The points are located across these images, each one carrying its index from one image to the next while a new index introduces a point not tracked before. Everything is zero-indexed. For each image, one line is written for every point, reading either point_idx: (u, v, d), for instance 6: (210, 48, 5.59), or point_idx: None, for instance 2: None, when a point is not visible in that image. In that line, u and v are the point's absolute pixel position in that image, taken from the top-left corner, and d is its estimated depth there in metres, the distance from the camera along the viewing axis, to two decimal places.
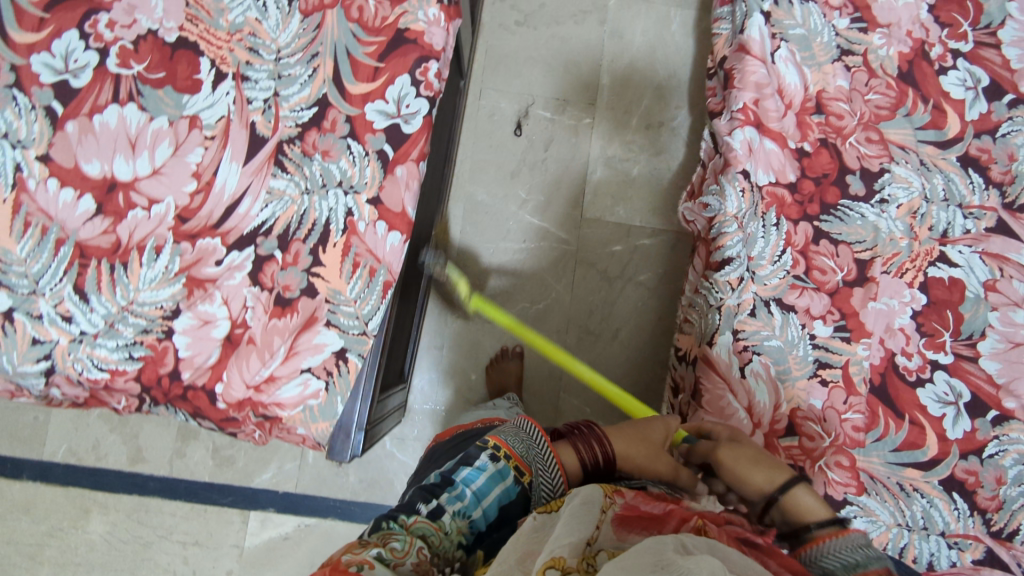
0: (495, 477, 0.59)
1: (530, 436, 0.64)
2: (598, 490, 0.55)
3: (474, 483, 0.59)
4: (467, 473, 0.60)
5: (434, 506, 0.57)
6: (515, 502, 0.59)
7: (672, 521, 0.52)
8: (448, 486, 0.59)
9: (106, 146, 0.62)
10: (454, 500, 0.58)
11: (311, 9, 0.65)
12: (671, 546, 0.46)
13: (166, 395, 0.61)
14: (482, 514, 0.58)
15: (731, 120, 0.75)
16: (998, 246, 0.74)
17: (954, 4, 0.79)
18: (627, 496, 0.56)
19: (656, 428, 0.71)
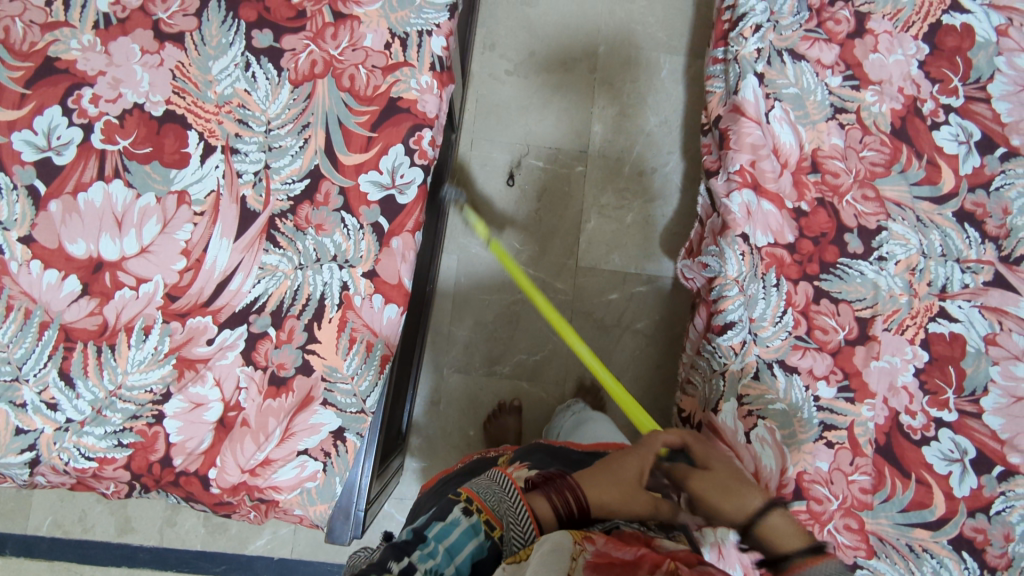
0: (470, 530, 0.53)
1: (504, 488, 0.58)
2: (566, 537, 0.50)
3: (447, 538, 0.52)
4: (440, 528, 0.53)
5: (405, 564, 0.49)
6: (488, 559, 0.53)
7: (647, 565, 0.48)
8: (420, 542, 0.52)
9: (91, 225, 0.60)
10: (426, 557, 0.50)
11: (301, 78, 0.63)
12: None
13: (157, 481, 0.59)
14: (456, 572, 0.51)
15: (727, 181, 0.66)
16: (997, 299, 0.66)
17: (944, 59, 0.69)
18: (598, 543, 0.51)
19: (627, 465, 0.60)
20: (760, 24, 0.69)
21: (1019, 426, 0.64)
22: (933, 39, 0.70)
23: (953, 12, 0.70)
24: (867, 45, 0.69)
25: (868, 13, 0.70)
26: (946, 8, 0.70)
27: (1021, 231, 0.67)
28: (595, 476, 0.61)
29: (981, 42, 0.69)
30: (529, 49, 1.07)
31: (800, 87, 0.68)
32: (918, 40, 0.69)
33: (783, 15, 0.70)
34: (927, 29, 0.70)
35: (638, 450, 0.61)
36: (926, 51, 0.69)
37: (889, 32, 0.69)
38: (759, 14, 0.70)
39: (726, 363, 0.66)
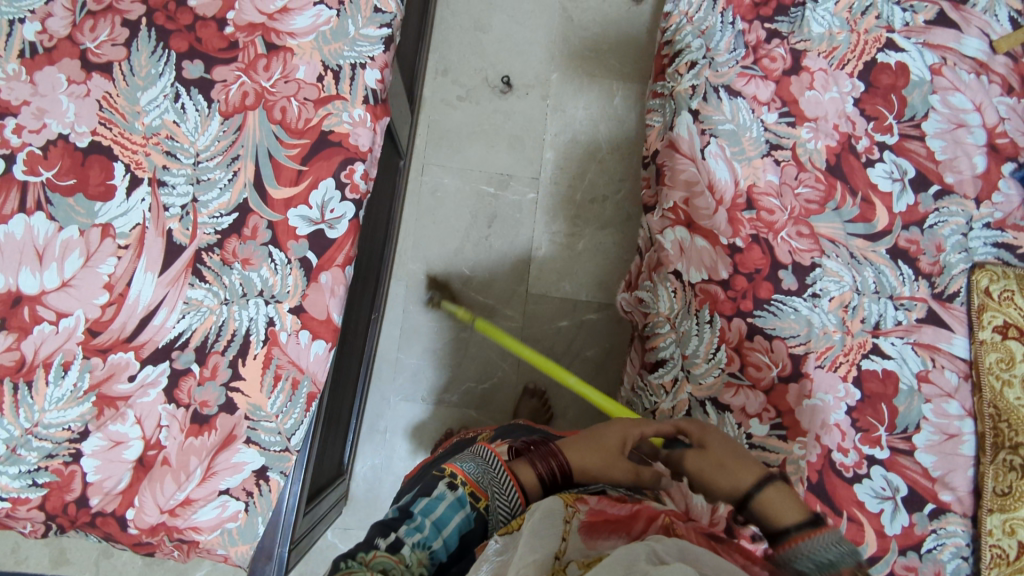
0: (456, 504, 0.53)
1: (487, 461, 0.57)
2: (559, 501, 0.48)
3: (434, 511, 0.52)
4: (426, 503, 0.53)
5: (392, 540, 0.49)
6: (473, 532, 0.53)
7: (643, 521, 0.48)
8: (406, 518, 0.52)
9: (11, 258, 0.59)
10: (413, 531, 0.51)
11: (231, 110, 0.63)
12: (644, 556, 0.40)
13: (73, 522, 0.57)
14: (443, 545, 0.51)
15: (663, 218, 0.73)
16: (929, 335, 0.66)
17: (878, 97, 0.71)
18: (592, 503, 0.50)
19: (613, 431, 0.59)
20: (694, 62, 0.74)
21: (951, 464, 0.64)
22: (868, 76, 0.71)
23: (887, 51, 0.72)
24: (803, 82, 0.71)
25: (803, 51, 0.72)
26: (881, 46, 0.72)
27: (954, 268, 0.68)
28: (579, 443, 0.59)
29: (915, 80, 0.71)
30: (481, 76, 1.12)
31: (735, 123, 0.70)
32: (853, 77, 0.71)
33: (719, 52, 0.73)
34: (862, 67, 0.72)
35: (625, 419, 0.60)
36: (860, 88, 0.71)
37: (824, 70, 0.71)
38: (694, 51, 0.74)
39: (659, 402, 0.73)
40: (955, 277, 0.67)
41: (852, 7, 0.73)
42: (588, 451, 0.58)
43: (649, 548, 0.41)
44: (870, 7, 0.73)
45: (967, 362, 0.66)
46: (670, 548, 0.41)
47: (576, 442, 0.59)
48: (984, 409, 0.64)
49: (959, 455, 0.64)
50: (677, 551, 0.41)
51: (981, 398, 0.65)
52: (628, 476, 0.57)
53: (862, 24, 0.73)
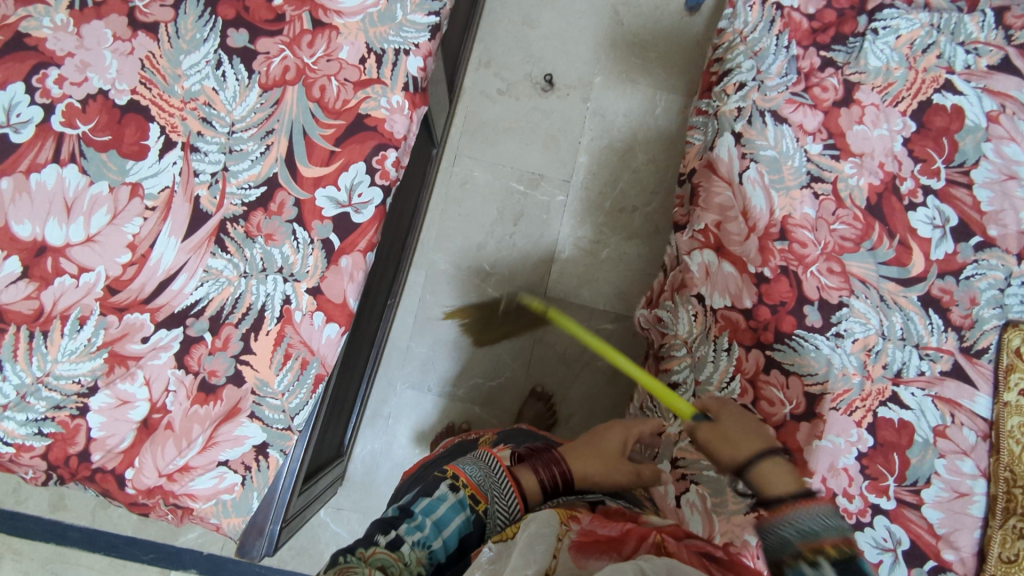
0: (457, 505, 0.55)
1: (484, 466, 0.59)
2: (552, 518, 0.47)
3: (434, 512, 0.54)
4: (427, 503, 0.55)
5: (392, 538, 0.51)
6: (472, 534, 0.55)
7: (634, 541, 0.47)
8: (407, 517, 0.54)
9: (40, 207, 0.58)
10: (414, 530, 0.52)
11: (271, 83, 0.62)
12: (631, 571, 0.39)
13: (73, 474, 0.57)
14: (442, 546, 0.53)
15: (691, 239, 0.72)
16: (952, 390, 0.65)
17: (929, 138, 0.69)
18: (584, 522, 0.48)
19: (612, 437, 0.66)
20: (744, 83, 0.72)
21: (958, 523, 0.62)
22: (922, 116, 0.69)
23: (944, 92, 0.69)
24: (852, 116, 0.69)
25: (857, 83, 0.70)
26: (938, 87, 0.70)
27: (986, 323, 0.65)
28: (582, 448, 0.64)
29: (970, 126, 0.68)
30: (524, 72, 1.11)
31: (778, 150, 0.68)
32: (906, 116, 0.69)
33: (769, 75, 0.72)
34: (916, 106, 0.69)
35: (622, 425, 0.68)
36: (912, 128, 0.69)
37: (876, 105, 0.69)
38: (744, 72, 0.73)
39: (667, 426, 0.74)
40: (986, 332, 0.65)
41: (913, 44, 0.71)
42: (587, 450, 0.63)
43: (636, 565, 0.40)
44: (931, 45, 0.71)
45: (987, 422, 0.64)
46: (658, 567, 0.41)
47: (581, 448, 0.64)
48: (1000, 471, 0.62)
49: (968, 515, 0.62)
50: (664, 569, 0.41)
51: (997, 460, 0.63)
52: (624, 478, 0.62)
53: (921, 61, 0.71)
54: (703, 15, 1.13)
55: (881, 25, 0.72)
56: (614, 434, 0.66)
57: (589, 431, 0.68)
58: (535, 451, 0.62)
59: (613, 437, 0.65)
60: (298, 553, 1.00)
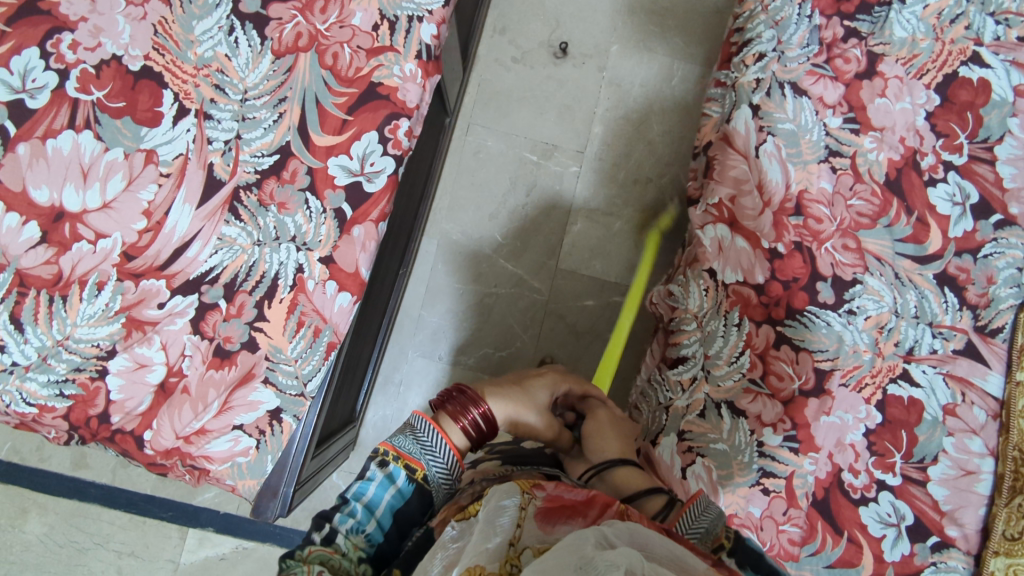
0: (386, 481, 0.56)
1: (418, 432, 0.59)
2: (514, 488, 0.48)
3: (365, 495, 0.55)
4: (357, 487, 0.56)
5: (327, 532, 0.52)
6: (412, 502, 0.56)
7: (598, 507, 0.49)
8: (341, 505, 0.54)
9: (57, 172, 0.59)
10: (346, 518, 0.54)
11: (283, 50, 0.62)
12: (593, 542, 0.41)
13: (93, 435, 0.59)
14: (377, 526, 0.54)
15: (705, 213, 0.71)
16: (964, 368, 0.64)
17: (953, 113, 0.67)
18: (550, 488, 0.50)
19: (541, 391, 0.69)
20: (763, 54, 0.70)
21: (963, 500, 0.62)
22: (946, 90, 0.67)
23: (971, 64, 0.68)
24: (875, 88, 0.68)
25: (881, 55, 0.68)
26: (965, 59, 0.68)
27: (1002, 302, 0.65)
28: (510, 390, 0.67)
29: (996, 100, 0.67)
30: (539, 39, 1.09)
31: (796, 123, 0.67)
32: (930, 89, 0.67)
33: (790, 46, 0.70)
34: (941, 79, 0.68)
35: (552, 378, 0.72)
36: (935, 102, 0.67)
37: (900, 78, 0.68)
38: (765, 42, 0.70)
39: (674, 398, 0.72)
40: (1002, 312, 0.65)
41: (940, 14, 0.69)
42: (517, 399, 0.66)
43: (600, 534, 0.43)
44: (960, 16, 0.69)
45: (998, 401, 0.64)
46: (620, 534, 0.43)
47: (501, 395, 0.66)
48: (1008, 451, 0.62)
49: (973, 493, 0.63)
50: (627, 535, 0.43)
51: (1006, 440, 0.63)
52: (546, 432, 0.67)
53: (948, 33, 0.68)
54: None
55: None
56: (541, 390, 0.69)
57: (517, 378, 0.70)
58: (457, 390, 0.62)
59: (543, 393, 0.69)
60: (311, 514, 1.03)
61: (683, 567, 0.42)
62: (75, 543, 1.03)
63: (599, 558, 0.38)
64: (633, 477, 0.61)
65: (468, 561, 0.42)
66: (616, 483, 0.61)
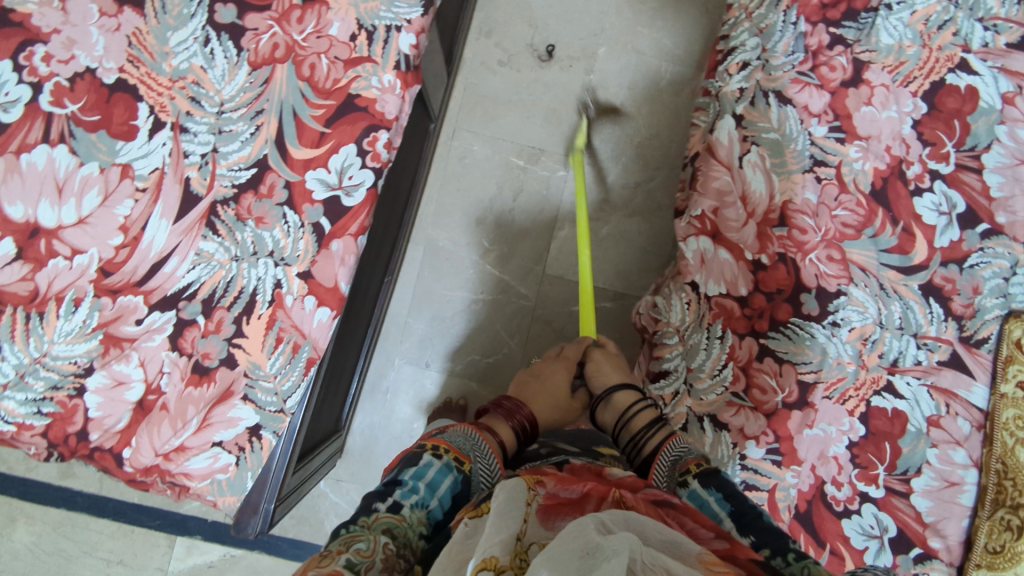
0: (445, 468, 0.56)
1: (466, 433, 0.62)
2: (519, 484, 0.48)
3: (425, 476, 0.55)
4: (415, 471, 0.55)
5: (391, 503, 0.52)
6: (464, 493, 0.56)
7: (596, 499, 0.49)
8: (398, 485, 0.54)
9: (31, 188, 0.58)
10: (408, 494, 0.53)
11: (260, 61, 0.61)
12: (593, 528, 0.41)
13: (72, 453, 0.59)
14: (438, 504, 0.54)
15: (687, 225, 0.70)
16: (948, 380, 0.64)
17: (940, 121, 0.66)
18: (548, 486, 0.50)
19: (559, 378, 0.75)
20: (747, 63, 0.70)
21: (947, 512, 0.62)
22: (933, 98, 0.66)
23: (959, 72, 0.67)
24: (861, 96, 0.67)
25: (867, 62, 0.67)
26: (953, 66, 0.67)
27: (988, 312, 0.64)
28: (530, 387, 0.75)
29: (984, 108, 0.66)
30: (526, 41, 1.08)
31: (781, 133, 0.67)
32: (917, 97, 0.66)
33: (775, 54, 0.69)
34: (928, 86, 0.67)
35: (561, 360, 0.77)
36: (922, 110, 0.66)
37: (886, 86, 0.67)
38: (748, 51, 0.70)
39: (656, 412, 0.71)
40: (987, 322, 0.64)
41: (928, 20, 0.68)
42: (549, 396, 0.74)
43: (598, 519, 0.42)
44: (947, 22, 0.68)
45: (982, 412, 0.64)
46: (617, 519, 0.43)
47: (533, 394, 0.73)
48: (992, 462, 0.62)
49: (957, 504, 0.62)
50: (624, 520, 0.43)
51: (990, 451, 0.62)
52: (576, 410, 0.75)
53: (936, 39, 0.67)
54: None
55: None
56: (561, 380, 0.75)
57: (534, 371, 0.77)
58: (504, 401, 0.70)
59: (559, 377, 0.76)
60: (299, 521, 1.03)
61: (680, 551, 0.42)
62: (64, 550, 1.04)
63: (604, 545, 0.38)
64: (629, 397, 0.69)
65: (482, 552, 0.40)
66: (616, 407, 0.69)
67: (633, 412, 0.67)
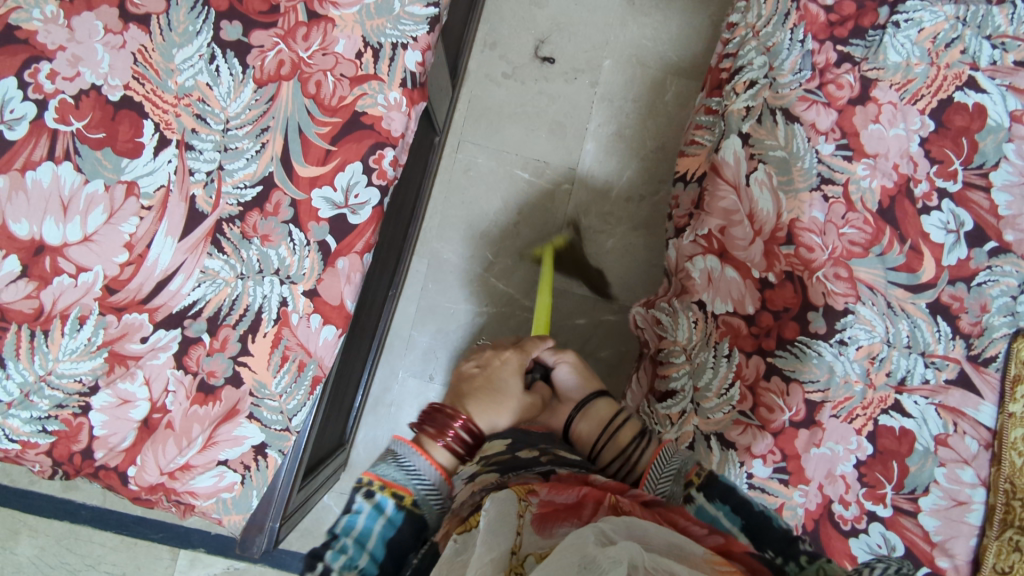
0: (374, 511, 0.52)
1: (398, 460, 0.57)
2: (510, 496, 0.47)
3: (354, 529, 0.51)
4: (345, 522, 0.52)
5: (319, 570, 0.48)
6: (402, 531, 0.52)
7: (592, 504, 0.46)
8: (329, 542, 0.50)
9: (36, 206, 0.58)
10: (338, 554, 0.49)
11: (266, 78, 0.61)
12: (593, 538, 0.40)
13: (77, 471, 0.58)
14: (370, 560, 0.50)
15: (694, 243, 0.71)
16: (956, 399, 0.64)
17: (947, 138, 0.66)
18: (542, 494, 0.48)
19: (511, 378, 0.69)
20: (755, 80, 0.72)
21: (954, 531, 0.62)
22: (941, 116, 0.66)
23: (966, 90, 0.66)
24: (868, 114, 0.67)
25: (874, 80, 0.68)
26: (960, 84, 0.67)
27: (995, 331, 0.64)
28: (480, 394, 0.66)
29: (991, 126, 0.66)
30: (530, 54, 1.08)
31: (788, 150, 0.68)
32: (924, 115, 0.67)
33: (782, 72, 0.70)
34: (936, 104, 0.67)
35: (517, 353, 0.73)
36: (930, 127, 0.66)
37: (893, 103, 0.67)
38: (756, 69, 0.72)
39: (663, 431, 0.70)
40: (995, 341, 0.64)
41: (935, 38, 0.68)
42: (497, 401, 0.66)
43: (598, 530, 0.41)
44: (955, 40, 0.68)
45: (990, 431, 0.63)
46: (617, 528, 0.41)
47: (489, 400, 0.66)
48: (1000, 482, 0.61)
49: (965, 523, 0.62)
50: (624, 530, 0.41)
51: (998, 471, 0.62)
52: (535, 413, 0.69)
53: (943, 57, 0.67)
54: None
55: (903, 17, 0.69)
56: (512, 376, 0.69)
57: (485, 374, 0.69)
58: (436, 411, 0.63)
59: (514, 379, 0.69)
60: (303, 534, 1.03)
61: (683, 553, 0.40)
62: (66, 564, 1.04)
63: (602, 556, 0.37)
64: (609, 409, 0.68)
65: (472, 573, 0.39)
66: (597, 418, 0.67)
67: (622, 423, 0.65)
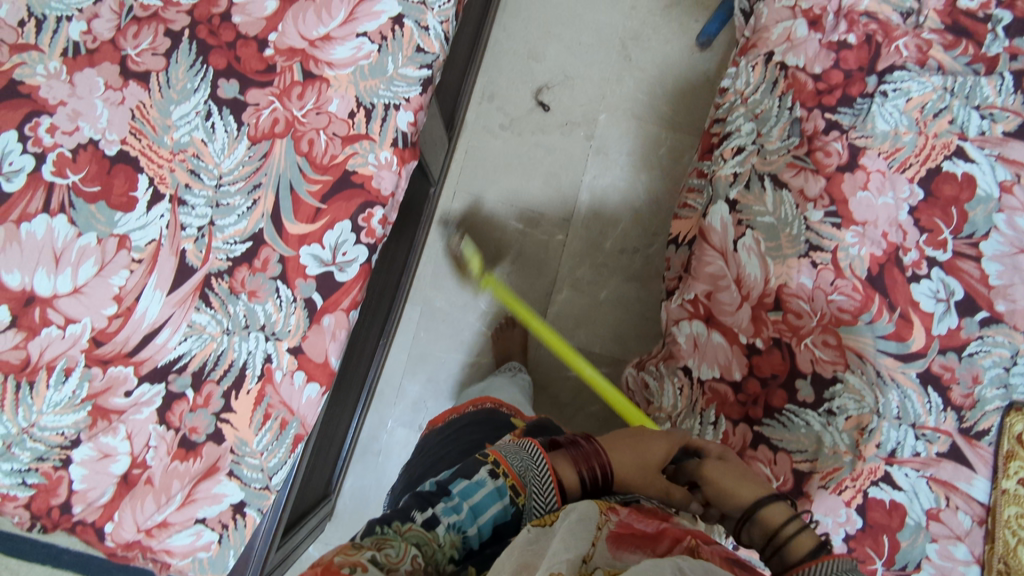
0: (495, 492, 0.53)
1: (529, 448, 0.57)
2: (592, 507, 0.47)
3: (472, 496, 0.53)
4: (465, 486, 0.54)
5: (429, 516, 0.52)
6: (510, 524, 0.53)
7: (668, 541, 0.46)
8: (445, 496, 0.54)
9: (29, 257, 0.59)
10: (449, 513, 0.52)
11: (260, 136, 0.62)
12: (669, 568, 0.39)
13: (55, 525, 0.57)
14: (477, 532, 0.52)
15: (680, 307, 0.78)
16: (948, 472, 0.62)
17: (937, 207, 0.66)
18: (621, 514, 0.48)
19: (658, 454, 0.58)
20: (742, 147, 0.77)
21: None
22: (929, 184, 0.67)
23: (955, 159, 0.67)
24: (856, 181, 0.67)
25: (863, 147, 0.68)
26: (949, 154, 0.67)
27: (988, 403, 0.63)
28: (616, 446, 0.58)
29: (981, 196, 0.66)
30: (528, 107, 1.10)
31: (775, 217, 0.70)
32: (913, 183, 0.67)
33: (771, 139, 0.73)
34: (924, 173, 0.67)
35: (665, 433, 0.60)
36: (919, 196, 0.66)
37: (882, 171, 0.67)
38: (743, 136, 0.77)
39: None
40: (988, 413, 0.63)
41: (923, 108, 0.68)
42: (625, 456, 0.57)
43: (674, 562, 0.40)
44: (943, 109, 0.68)
45: (984, 507, 0.61)
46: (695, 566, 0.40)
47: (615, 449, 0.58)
48: (995, 561, 0.60)
49: None
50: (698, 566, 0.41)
51: (992, 549, 0.60)
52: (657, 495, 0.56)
53: (932, 126, 0.68)
54: (714, 51, 1.11)
55: (891, 87, 0.69)
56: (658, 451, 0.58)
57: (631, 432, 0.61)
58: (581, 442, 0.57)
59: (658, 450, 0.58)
60: None
61: None
62: None
63: None
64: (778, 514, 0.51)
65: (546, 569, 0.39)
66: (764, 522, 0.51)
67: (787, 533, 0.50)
